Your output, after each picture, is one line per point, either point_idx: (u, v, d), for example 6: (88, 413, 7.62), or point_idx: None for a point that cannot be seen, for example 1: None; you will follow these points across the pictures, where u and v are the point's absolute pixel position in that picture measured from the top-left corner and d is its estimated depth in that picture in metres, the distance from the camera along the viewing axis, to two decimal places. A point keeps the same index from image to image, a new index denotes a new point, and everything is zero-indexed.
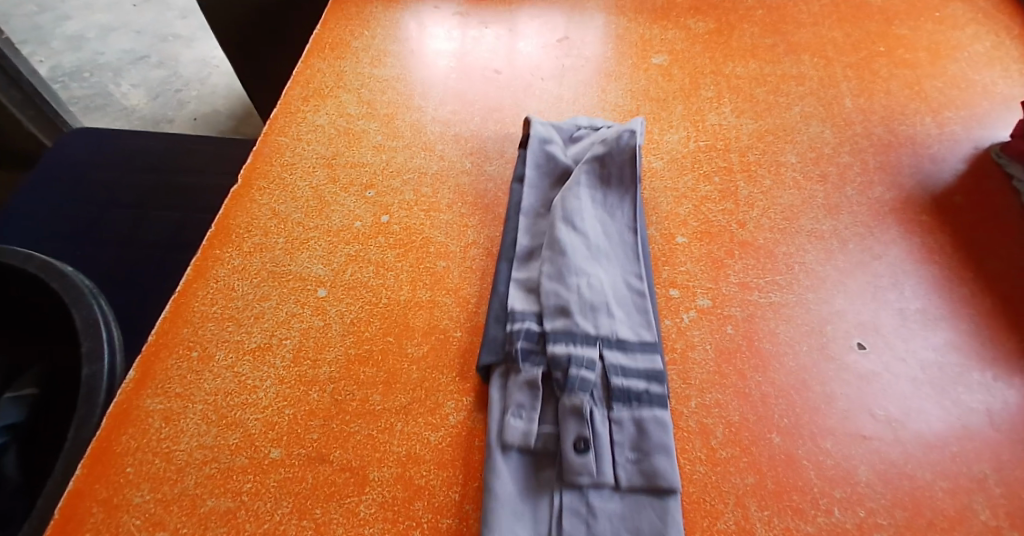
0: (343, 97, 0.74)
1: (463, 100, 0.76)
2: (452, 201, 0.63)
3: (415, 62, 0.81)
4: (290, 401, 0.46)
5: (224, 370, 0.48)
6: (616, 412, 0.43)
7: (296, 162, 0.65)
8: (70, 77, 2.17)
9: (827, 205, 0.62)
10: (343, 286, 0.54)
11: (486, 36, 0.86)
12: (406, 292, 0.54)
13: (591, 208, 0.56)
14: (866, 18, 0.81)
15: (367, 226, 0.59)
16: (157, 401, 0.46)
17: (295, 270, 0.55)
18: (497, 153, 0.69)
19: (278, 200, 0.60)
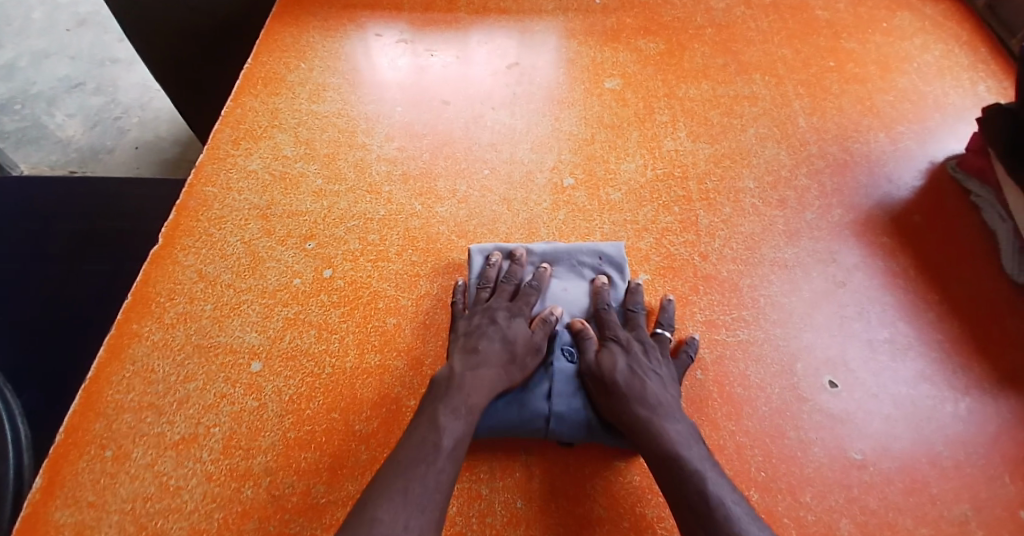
0: (278, 139, 0.69)
1: (411, 134, 0.72)
2: (402, 248, 0.59)
3: (357, 96, 0.76)
4: (220, 502, 0.40)
5: (143, 469, 0.42)
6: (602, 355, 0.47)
7: (226, 215, 0.59)
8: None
9: (787, 231, 0.61)
10: (280, 356, 0.49)
11: (434, 64, 0.82)
12: (352, 359, 0.49)
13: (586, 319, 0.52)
14: (813, 33, 0.81)
15: (307, 284, 0.54)
16: (67, 514, 0.40)
17: (226, 342, 0.49)
18: (449, 192, 0.65)
19: (206, 260, 0.55)
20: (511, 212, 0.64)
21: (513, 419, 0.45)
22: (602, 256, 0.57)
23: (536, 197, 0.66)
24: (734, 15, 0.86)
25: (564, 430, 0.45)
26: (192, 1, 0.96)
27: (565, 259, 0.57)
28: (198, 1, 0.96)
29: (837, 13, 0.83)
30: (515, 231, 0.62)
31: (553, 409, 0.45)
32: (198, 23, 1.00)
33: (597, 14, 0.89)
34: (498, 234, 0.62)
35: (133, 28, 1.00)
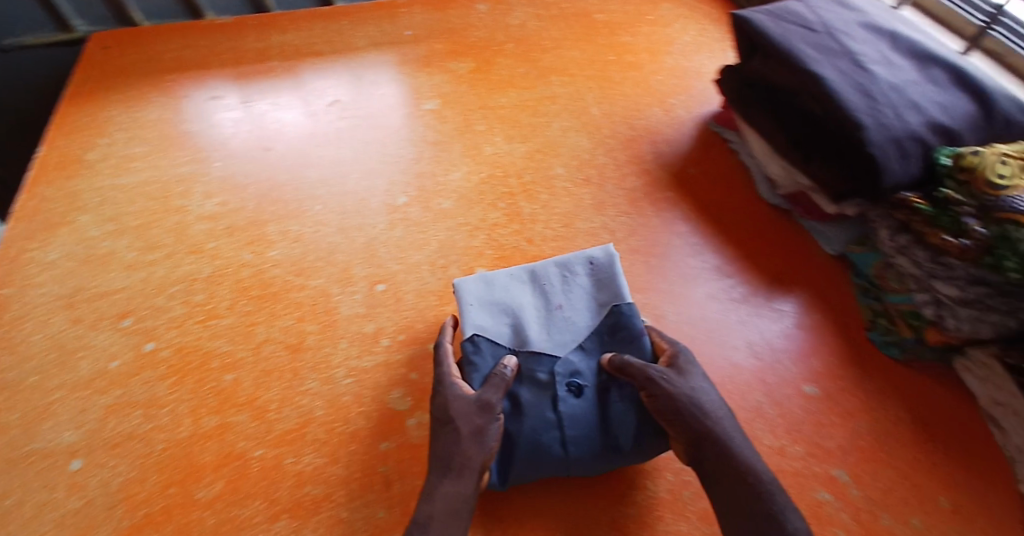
0: (80, 221, 0.65)
1: (231, 186, 0.71)
2: (233, 300, 0.59)
3: (169, 160, 0.74)
4: None
5: None
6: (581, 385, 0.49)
7: (26, 313, 0.55)
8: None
9: (594, 204, 0.69)
10: (105, 446, 0.47)
11: (254, 113, 0.81)
12: (187, 428, 0.48)
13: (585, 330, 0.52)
14: (593, 34, 0.92)
15: (128, 363, 0.52)
16: None
17: (39, 448, 0.46)
18: (279, 235, 0.65)
19: (6, 367, 0.51)
20: (348, 239, 0.65)
21: (525, 453, 0.44)
22: (591, 261, 0.55)
23: (371, 221, 0.67)
24: (529, 28, 0.94)
25: (584, 452, 0.45)
26: None
27: (551, 271, 0.55)
28: None
29: (611, 14, 0.95)
30: (354, 257, 0.63)
31: (565, 433, 0.45)
32: None
33: (408, 42, 0.92)
34: (337, 264, 0.62)
35: None
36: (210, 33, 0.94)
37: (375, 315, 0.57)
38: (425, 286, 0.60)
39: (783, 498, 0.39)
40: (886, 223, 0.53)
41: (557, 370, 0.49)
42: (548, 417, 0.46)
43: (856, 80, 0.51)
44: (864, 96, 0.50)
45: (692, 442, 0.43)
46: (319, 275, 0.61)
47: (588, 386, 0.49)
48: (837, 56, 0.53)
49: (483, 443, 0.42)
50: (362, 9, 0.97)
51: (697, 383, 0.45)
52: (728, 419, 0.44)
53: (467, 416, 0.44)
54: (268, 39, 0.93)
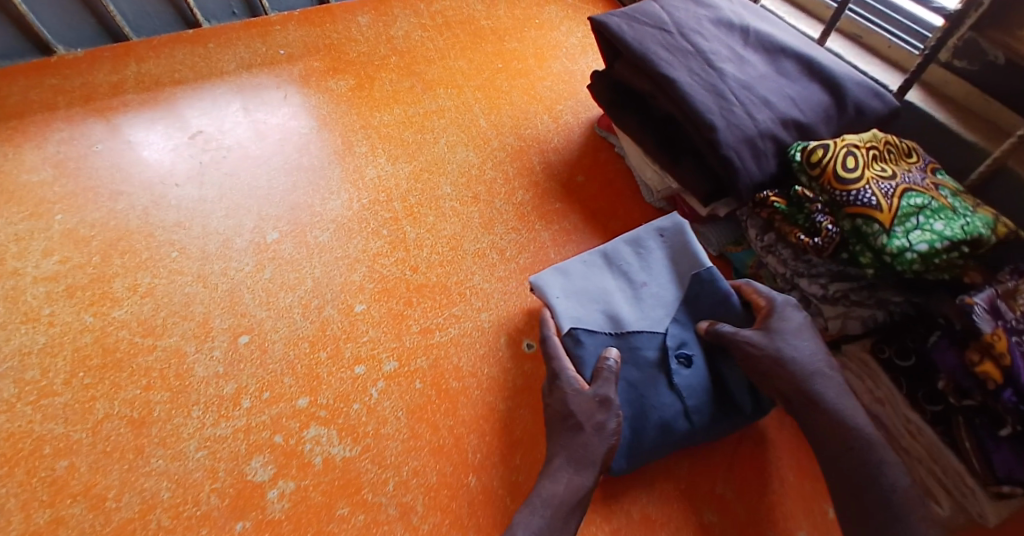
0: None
1: (74, 240, 0.62)
2: (71, 373, 0.51)
3: (3, 219, 0.64)
4: None
5: None
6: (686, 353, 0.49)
7: None
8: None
9: (482, 223, 0.67)
10: None
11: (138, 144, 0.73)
12: (15, 527, 0.43)
13: (671, 302, 0.52)
14: (480, 43, 0.89)
15: None
16: None
17: None
18: (128, 290, 0.58)
19: None
20: (209, 287, 0.59)
21: (653, 432, 0.45)
22: (660, 233, 0.55)
23: (237, 263, 0.61)
24: (413, 40, 0.90)
25: (705, 418, 0.46)
26: None
27: (616, 254, 0.55)
28: None
29: (497, 21, 0.93)
30: (214, 307, 0.57)
31: (687, 404, 0.46)
32: None
33: (283, 63, 0.86)
34: (195, 318, 0.56)
35: None
36: (56, 68, 0.83)
37: (236, 373, 0.52)
38: (296, 331, 0.55)
39: (877, 454, 0.39)
40: (754, 220, 0.54)
41: (666, 345, 0.49)
42: (665, 394, 0.46)
43: (707, 81, 0.52)
44: (716, 98, 0.50)
45: (782, 396, 0.44)
46: (172, 332, 0.55)
47: (695, 356, 0.49)
48: (690, 54, 0.53)
49: (605, 437, 0.43)
50: (231, 30, 0.91)
51: (784, 341, 0.44)
52: (824, 367, 0.44)
53: (588, 411, 0.44)
54: (125, 70, 0.83)
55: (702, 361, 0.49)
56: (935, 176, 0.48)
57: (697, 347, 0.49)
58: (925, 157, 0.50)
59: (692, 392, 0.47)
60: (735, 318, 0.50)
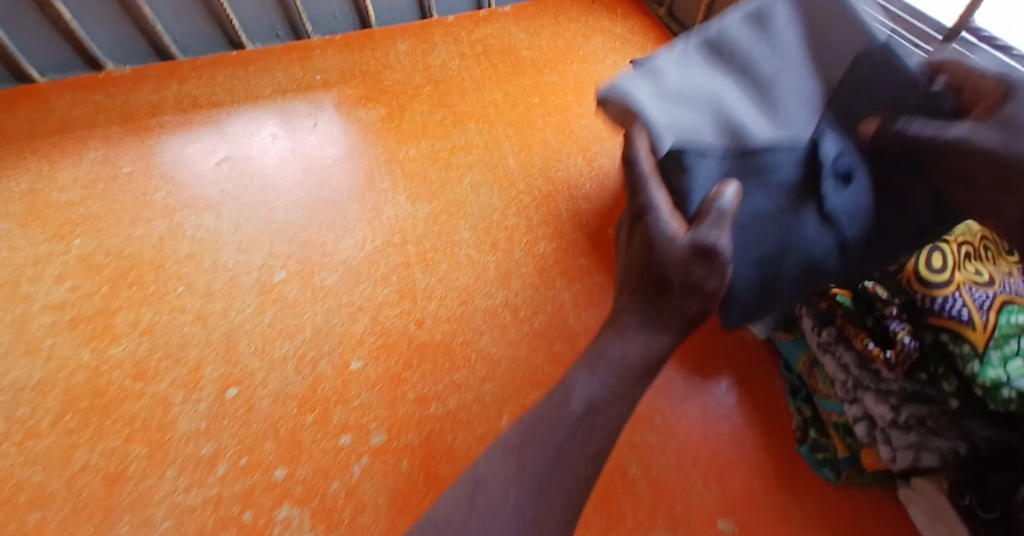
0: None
1: (90, 266, 0.62)
2: (59, 413, 0.50)
3: (28, 240, 0.65)
4: None
5: None
6: (843, 166, 0.37)
7: None
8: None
9: (499, 275, 0.62)
10: None
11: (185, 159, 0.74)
12: None
13: (789, 99, 0.39)
14: (519, 74, 0.84)
15: None
16: None
17: None
18: (130, 325, 0.57)
19: None
20: (207, 329, 0.57)
21: (796, 268, 0.38)
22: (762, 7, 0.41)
23: (238, 304, 0.59)
24: (450, 69, 0.87)
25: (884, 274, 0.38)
26: None
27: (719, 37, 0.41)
28: None
29: (540, 51, 0.88)
30: (208, 352, 0.55)
31: (844, 237, 0.37)
32: None
33: (317, 89, 0.85)
34: (188, 362, 0.54)
35: None
36: (105, 86, 0.86)
37: (217, 430, 0.49)
38: (286, 387, 0.52)
39: None
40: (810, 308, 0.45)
41: (751, 145, 0.37)
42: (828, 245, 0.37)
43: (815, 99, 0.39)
44: None
45: (973, 207, 0.33)
46: (163, 377, 0.53)
47: (857, 171, 0.37)
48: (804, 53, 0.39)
49: (701, 298, 0.35)
50: (273, 53, 0.90)
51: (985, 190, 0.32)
52: None
53: (683, 265, 0.35)
54: (166, 90, 0.85)
55: (865, 190, 0.37)
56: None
57: (833, 189, 0.37)
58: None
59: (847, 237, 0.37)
60: (897, 132, 0.35)
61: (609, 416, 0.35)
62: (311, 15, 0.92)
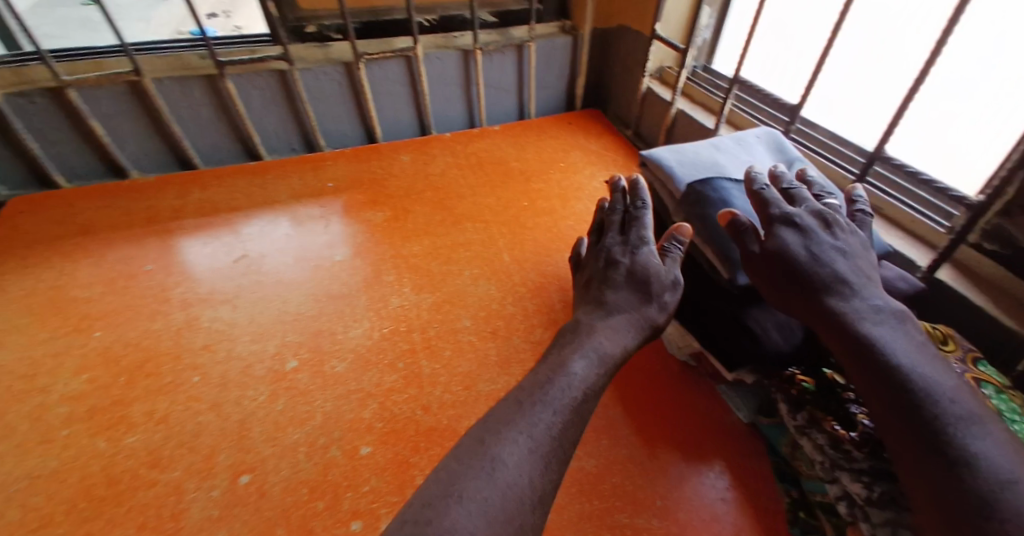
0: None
1: (107, 357, 0.65)
2: (74, 503, 0.52)
3: (47, 333, 0.69)
4: None
5: None
6: (773, 230, 0.48)
7: None
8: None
9: (500, 361, 0.67)
10: None
11: (208, 251, 0.82)
12: None
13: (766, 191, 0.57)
14: (510, 181, 0.96)
15: None
16: None
17: None
18: (146, 414, 0.59)
19: None
20: (221, 416, 0.59)
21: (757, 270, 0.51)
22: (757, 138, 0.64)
23: (251, 392, 0.62)
24: (447, 177, 0.98)
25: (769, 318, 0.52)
26: None
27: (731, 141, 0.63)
28: None
29: (526, 163, 1.01)
30: (222, 441, 0.57)
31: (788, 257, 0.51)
32: None
33: (328, 194, 0.94)
34: (201, 450, 0.56)
35: None
36: (130, 193, 0.94)
37: (231, 518, 0.51)
38: (297, 474, 0.54)
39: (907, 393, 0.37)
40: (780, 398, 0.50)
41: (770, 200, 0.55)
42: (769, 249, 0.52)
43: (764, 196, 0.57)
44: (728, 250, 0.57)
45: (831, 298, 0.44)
46: (176, 465, 0.55)
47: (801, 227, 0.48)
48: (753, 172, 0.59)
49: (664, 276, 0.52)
50: (290, 164, 1.01)
51: (844, 249, 0.46)
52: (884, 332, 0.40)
53: (648, 258, 0.54)
54: (188, 196, 0.93)
55: (797, 249, 0.46)
56: (978, 369, 0.47)
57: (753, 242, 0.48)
58: (963, 344, 0.50)
59: (842, 268, 0.45)
60: (802, 217, 0.48)
61: (549, 449, 0.38)
62: (324, 131, 1.04)
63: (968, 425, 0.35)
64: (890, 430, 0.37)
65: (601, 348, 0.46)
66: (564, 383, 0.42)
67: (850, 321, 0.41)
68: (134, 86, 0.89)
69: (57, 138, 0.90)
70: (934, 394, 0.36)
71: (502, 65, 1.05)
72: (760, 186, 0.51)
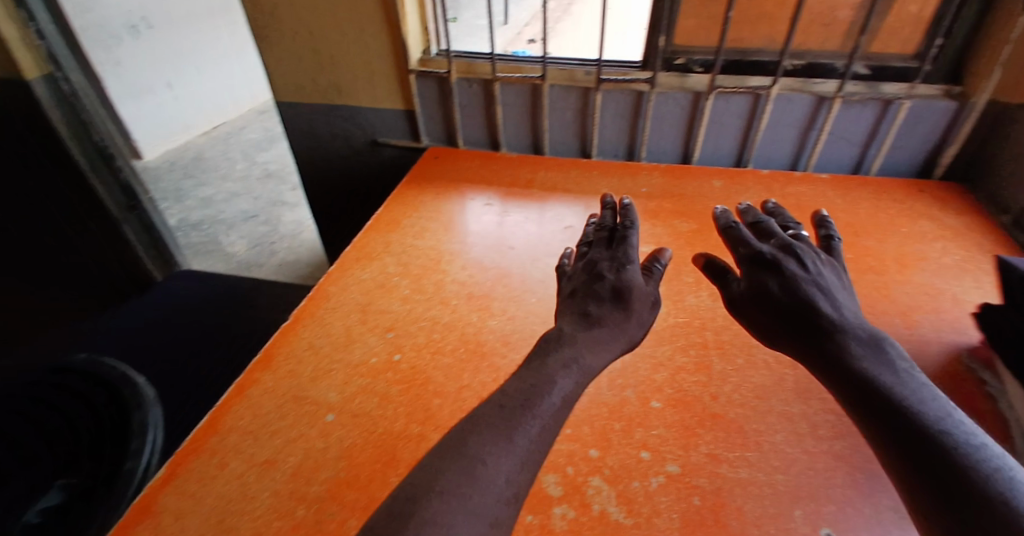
0: (386, 265, 0.93)
1: (482, 266, 0.93)
2: (455, 346, 0.76)
3: (450, 238, 1.01)
4: (278, 515, 0.56)
5: (233, 477, 0.59)
6: (791, 269, 0.65)
7: (337, 305, 0.84)
8: (207, 225, 2.76)
9: (797, 389, 0.67)
10: (349, 413, 0.66)
11: (544, 218, 1.05)
12: (399, 425, 0.64)
13: None
14: (833, 231, 0.96)
15: (381, 362, 0.73)
16: (173, 500, 0.58)
17: (313, 395, 0.68)
18: (501, 311, 0.82)
19: (314, 335, 0.78)
20: None
21: None
22: None
23: None
24: None
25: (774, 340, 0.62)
26: (364, 164, 1.45)
27: None
28: (366, 163, 1.45)
29: (856, 217, 0.99)
30: None
31: None
32: (358, 172, 1.48)
33: (643, 197, 1.10)
34: (537, 350, 0.75)
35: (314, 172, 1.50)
36: (498, 162, 1.27)
37: None
38: (598, 396, 0.66)
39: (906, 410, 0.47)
40: None
41: None
42: None
43: None
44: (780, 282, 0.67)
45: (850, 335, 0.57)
46: (516, 351, 0.75)
47: None
48: None
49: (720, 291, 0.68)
50: (611, 166, 1.21)
51: (840, 299, 0.62)
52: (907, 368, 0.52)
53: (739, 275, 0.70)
54: (536, 172, 1.21)
55: (814, 289, 0.62)
56: None
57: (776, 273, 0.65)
58: None
59: (846, 312, 0.60)
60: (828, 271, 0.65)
61: (532, 457, 0.45)
62: (648, 147, 1.20)
63: (953, 422, 0.45)
64: (913, 433, 0.45)
65: (586, 366, 0.56)
66: (545, 394, 0.50)
67: (862, 357, 0.53)
68: (533, 87, 1.18)
69: (472, 114, 1.27)
70: (902, 399, 0.48)
71: (785, 107, 1.07)
72: (743, 233, 0.73)
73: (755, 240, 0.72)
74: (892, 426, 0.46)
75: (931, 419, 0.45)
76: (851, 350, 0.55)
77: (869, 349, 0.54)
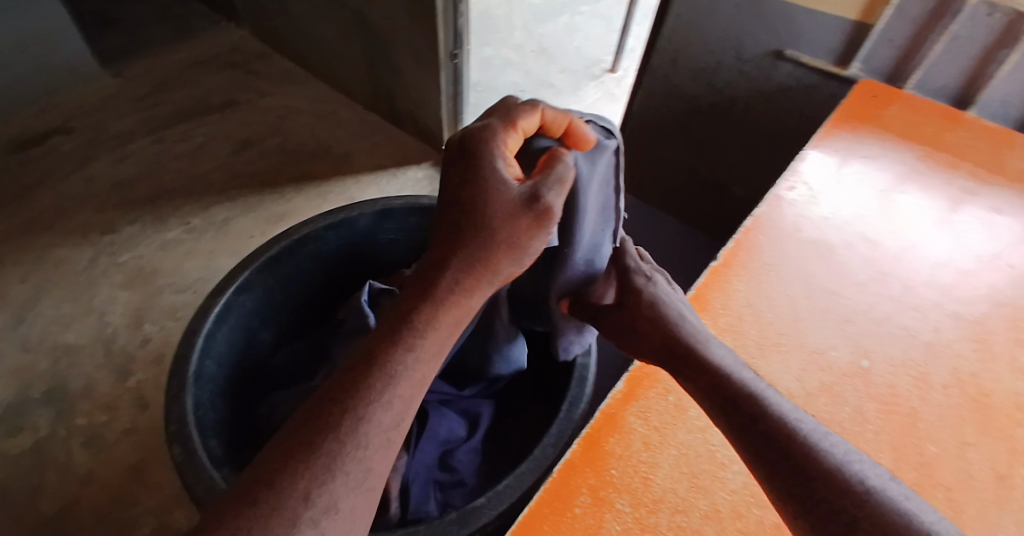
0: (833, 236, 0.76)
1: (965, 275, 0.74)
2: (946, 382, 0.63)
3: (909, 219, 0.80)
4: (756, 502, 0.52)
5: (696, 429, 0.56)
6: (641, 273, 0.75)
7: (777, 265, 0.72)
8: (481, 89, 2.79)
9: None
10: (814, 412, 0.58)
11: None
12: (886, 459, 0.55)
13: None
14: None
15: (845, 363, 0.63)
16: (639, 425, 0.56)
17: (768, 371, 0.62)
18: (1004, 352, 0.66)
19: (755, 294, 0.69)
20: None
21: None
22: None
23: None
24: None
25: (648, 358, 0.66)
26: (746, 80, 1.22)
27: None
28: (746, 79, 1.22)
29: None
30: None
31: None
32: (735, 91, 1.26)
33: None
34: None
35: (682, 73, 1.32)
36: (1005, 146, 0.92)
37: None
38: None
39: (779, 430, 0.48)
40: None
41: None
42: None
43: None
44: (654, 277, 0.73)
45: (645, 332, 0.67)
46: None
47: None
48: None
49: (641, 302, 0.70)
50: None
51: (667, 297, 0.69)
52: (770, 390, 0.53)
53: (655, 283, 0.72)
54: None
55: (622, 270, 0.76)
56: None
57: (643, 279, 0.73)
58: None
59: (672, 302, 0.68)
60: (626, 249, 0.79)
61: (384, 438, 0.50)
62: None
63: (791, 414, 0.49)
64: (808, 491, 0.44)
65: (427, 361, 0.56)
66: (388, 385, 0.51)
67: (732, 374, 0.54)
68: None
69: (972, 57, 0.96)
70: (787, 425, 0.48)
71: None
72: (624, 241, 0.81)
73: (619, 257, 0.78)
74: (764, 444, 0.48)
75: (775, 417, 0.49)
76: (709, 357, 0.56)
77: (724, 354, 0.58)
